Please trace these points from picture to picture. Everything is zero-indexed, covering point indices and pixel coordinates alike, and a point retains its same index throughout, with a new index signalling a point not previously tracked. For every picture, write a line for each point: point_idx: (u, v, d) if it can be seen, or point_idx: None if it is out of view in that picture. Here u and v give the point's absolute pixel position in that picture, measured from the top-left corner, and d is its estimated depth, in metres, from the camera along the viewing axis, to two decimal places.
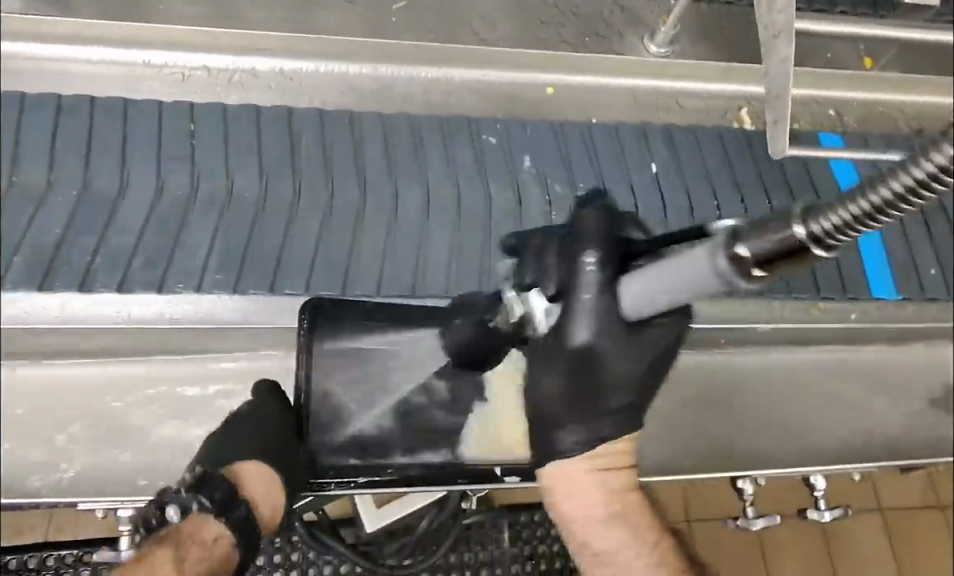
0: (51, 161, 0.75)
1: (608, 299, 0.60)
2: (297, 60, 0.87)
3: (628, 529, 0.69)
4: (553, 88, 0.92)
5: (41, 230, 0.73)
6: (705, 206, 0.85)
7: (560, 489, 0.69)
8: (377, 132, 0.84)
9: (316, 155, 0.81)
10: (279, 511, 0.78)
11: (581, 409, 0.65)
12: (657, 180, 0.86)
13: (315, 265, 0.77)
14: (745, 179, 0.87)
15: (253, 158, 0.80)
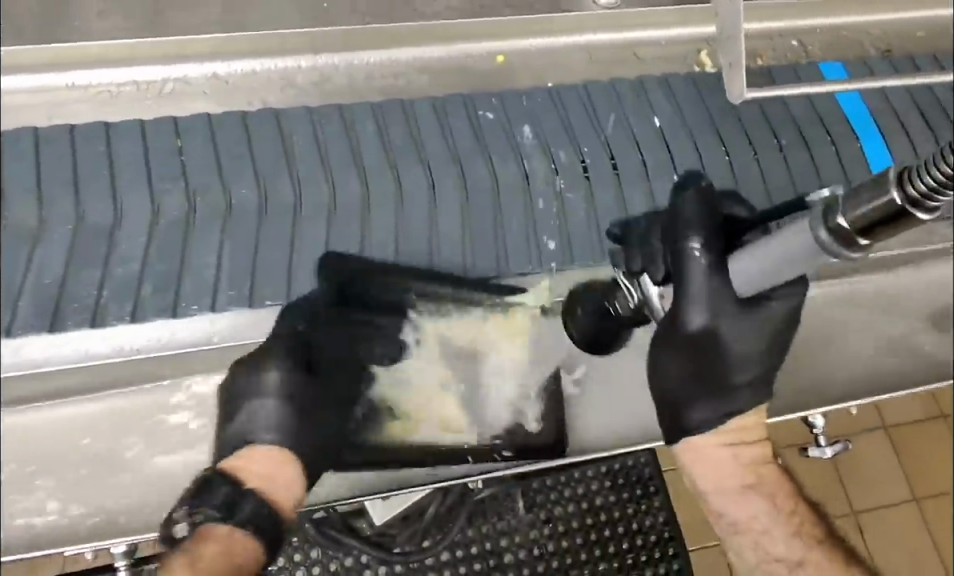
0: (38, 196, 0.72)
1: (718, 277, 0.64)
2: (231, 61, 0.82)
3: (764, 499, 0.69)
4: (504, 56, 0.87)
5: (43, 269, 0.71)
6: (712, 155, 0.83)
7: (693, 463, 0.69)
8: (367, 113, 0.82)
9: (311, 156, 0.79)
10: (298, 488, 0.70)
11: (698, 377, 0.66)
12: (661, 133, 0.84)
13: (329, 264, 0.75)
14: (751, 119, 0.86)
15: (245, 163, 0.77)
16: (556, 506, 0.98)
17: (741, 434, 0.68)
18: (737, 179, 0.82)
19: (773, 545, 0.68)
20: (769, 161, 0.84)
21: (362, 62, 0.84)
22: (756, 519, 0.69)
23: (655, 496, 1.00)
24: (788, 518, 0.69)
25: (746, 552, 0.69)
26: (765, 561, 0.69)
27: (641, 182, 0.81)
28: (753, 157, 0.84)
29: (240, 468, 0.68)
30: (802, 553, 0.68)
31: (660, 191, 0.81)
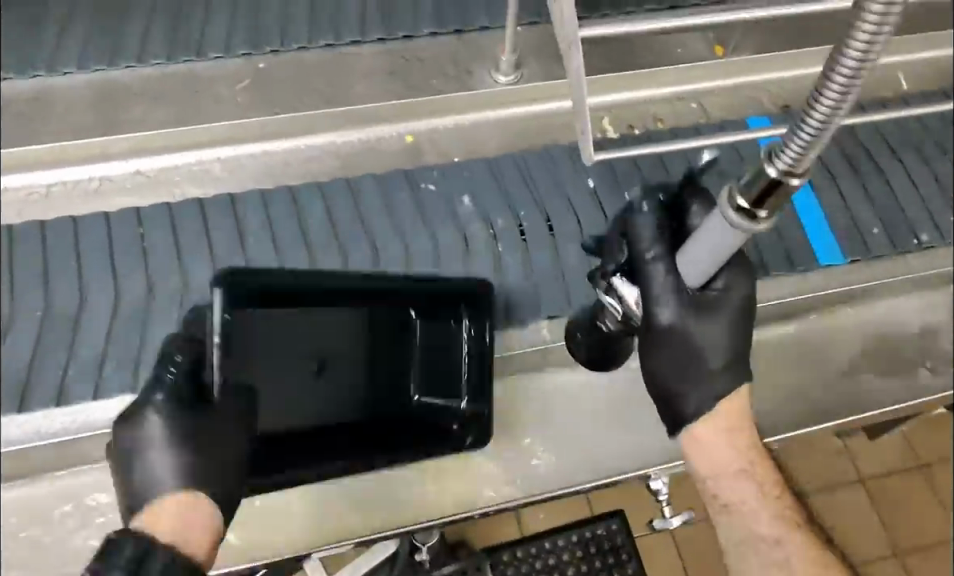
0: (11, 289, 0.77)
1: (677, 280, 0.63)
2: (151, 157, 0.87)
3: (756, 483, 0.67)
4: (412, 136, 0.92)
5: (13, 359, 0.74)
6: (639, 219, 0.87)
7: (692, 453, 0.68)
8: (310, 191, 0.86)
9: (260, 234, 0.83)
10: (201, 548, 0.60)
11: (677, 376, 0.67)
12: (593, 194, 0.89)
13: None
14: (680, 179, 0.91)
15: (202, 245, 0.82)
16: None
17: (731, 429, 0.67)
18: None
19: (758, 524, 0.66)
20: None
21: (279, 149, 0.90)
22: (741, 501, 0.66)
23: (628, 564, 1.00)
24: (777, 505, 0.67)
25: (734, 533, 0.66)
26: (750, 538, 0.66)
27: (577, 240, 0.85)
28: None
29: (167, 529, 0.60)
30: (781, 532, 0.66)
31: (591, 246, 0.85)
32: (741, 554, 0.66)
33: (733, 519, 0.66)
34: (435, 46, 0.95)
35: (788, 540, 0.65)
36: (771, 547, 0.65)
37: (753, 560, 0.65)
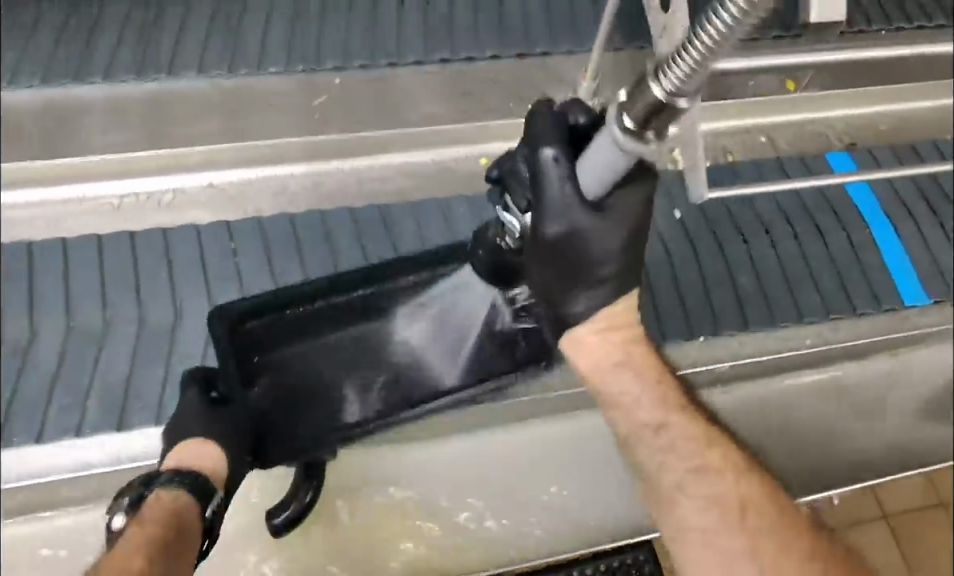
0: (102, 299, 0.85)
1: (574, 183, 0.61)
2: (222, 171, 0.97)
3: (635, 375, 0.70)
4: (485, 158, 1.02)
5: (109, 373, 0.82)
6: (714, 260, 0.99)
7: (575, 353, 0.70)
8: (405, 212, 0.95)
9: (352, 244, 0.91)
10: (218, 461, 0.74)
11: (565, 283, 0.67)
12: (663, 233, 1.00)
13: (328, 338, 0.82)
14: (673, 236, 0.99)
15: (293, 253, 0.90)
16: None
17: (613, 325, 0.69)
18: (732, 275, 0.98)
19: (639, 411, 0.68)
20: (761, 254, 1.00)
21: (352, 166, 0.99)
22: (624, 395, 0.69)
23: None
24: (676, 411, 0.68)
25: (622, 424, 0.69)
26: (634, 428, 0.68)
27: (670, 271, 0.97)
28: (720, 255, 0.99)
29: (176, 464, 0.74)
30: (664, 416, 0.68)
31: (686, 275, 0.97)
32: (632, 444, 0.68)
33: (620, 413, 0.69)
34: None
35: (673, 423, 0.67)
36: (654, 433, 0.67)
37: (644, 450, 0.67)
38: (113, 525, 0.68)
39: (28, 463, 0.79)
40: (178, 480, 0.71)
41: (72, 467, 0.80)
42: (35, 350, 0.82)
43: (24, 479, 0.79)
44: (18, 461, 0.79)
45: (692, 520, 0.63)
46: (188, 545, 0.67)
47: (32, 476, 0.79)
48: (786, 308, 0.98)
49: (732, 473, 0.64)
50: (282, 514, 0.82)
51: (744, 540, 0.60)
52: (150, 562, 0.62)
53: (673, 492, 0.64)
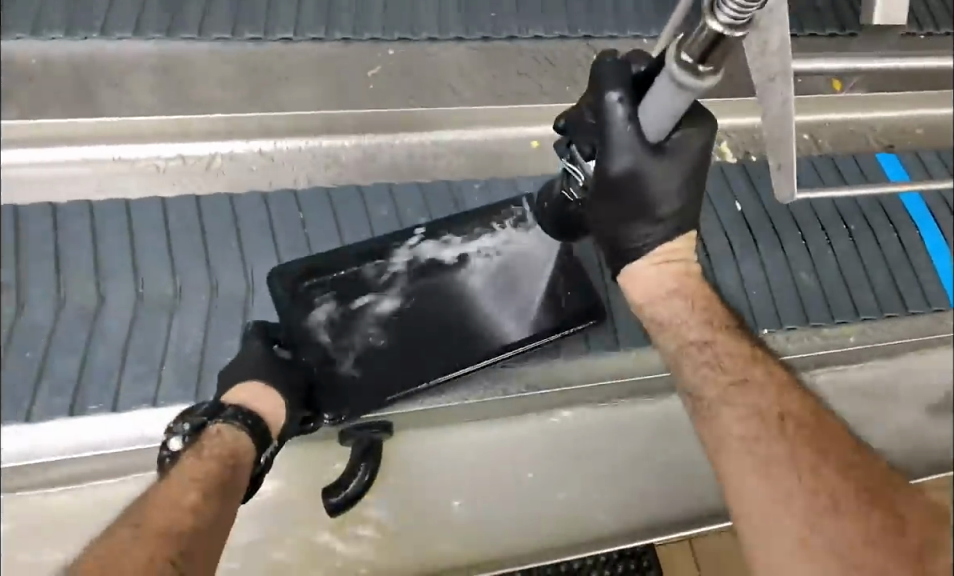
0: (172, 266, 0.83)
1: (637, 124, 0.62)
2: (272, 140, 0.94)
3: (686, 302, 0.68)
4: (539, 141, 1.00)
5: (184, 343, 0.80)
6: (774, 256, 0.95)
7: (633, 289, 0.70)
8: (472, 189, 0.93)
9: (420, 213, 0.90)
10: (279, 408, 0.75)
11: (628, 223, 0.67)
12: (721, 222, 0.95)
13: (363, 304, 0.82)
14: (733, 228, 0.95)
15: (361, 217, 0.89)
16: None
17: (668, 257, 0.68)
18: (792, 272, 0.95)
19: (689, 332, 0.66)
20: (819, 250, 0.96)
21: (403, 142, 0.96)
22: (673, 317, 0.67)
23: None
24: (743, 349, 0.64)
25: (669, 347, 0.67)
26: (682, 348, 0.66)
27: (731, 265, 0.93)
28: (780, 250, 0.95)
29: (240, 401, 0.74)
30: (710, 335, 0.65)
31: (748, 270, 0.93)
32: (678, 365, 0.65)
33: (669, 335, 0.67)
34: (568, 48, 1.00)
35: (720, 342, 0.65)
36: (700, 349, 0.65)
37: (689, 367, 0.64)
38: (171, 448, 0.70)
39: (92, 434, 0.77)
40: (240, 419, 0.71)
41: (134, 438, 0.78)
42: (107, 317, 0.80)
43: (85, 450, 0.77)
44: (82, 430, 0.77)
45: (733, 429, 0.58)
46: (244, 487, 0.68)
47: (95, 447, 0.77)
48: (845, 307, 0.94)
49: (774, 390, 0.61)
50: (340, 492, 0.78)
51: (785, 446, 0.56)
52: (203, 495, 0.63)
53: (714, 405, 0.61)
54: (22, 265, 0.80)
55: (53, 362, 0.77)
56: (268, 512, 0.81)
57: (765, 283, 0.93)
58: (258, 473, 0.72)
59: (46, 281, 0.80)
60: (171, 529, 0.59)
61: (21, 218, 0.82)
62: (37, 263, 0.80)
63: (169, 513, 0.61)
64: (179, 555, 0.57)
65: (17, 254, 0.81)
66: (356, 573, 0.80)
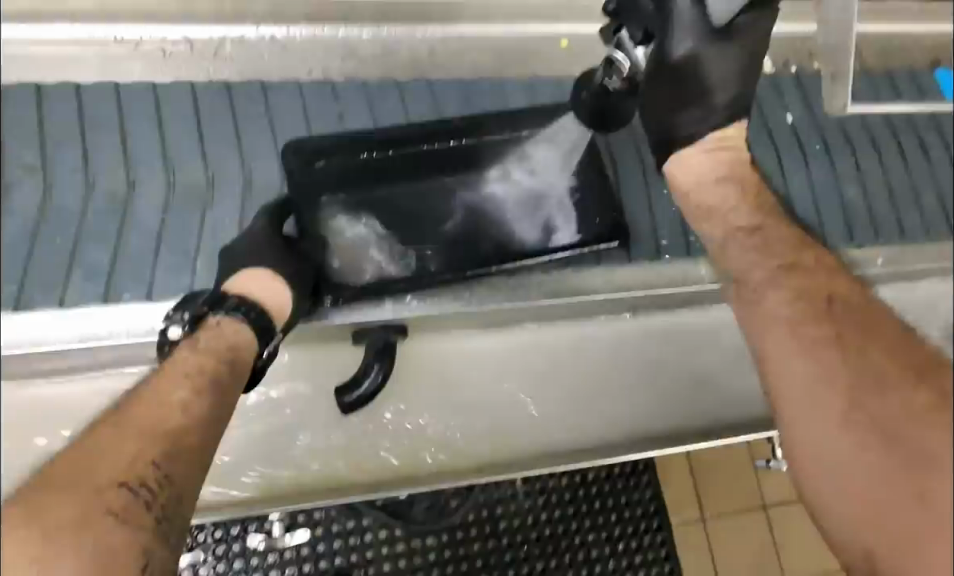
0: (204, 155, 0.82)
1: (701, 5, 0.63)
2: (285, 25, 0.87)
3: (738, 188, 0.66)
4: (567, 41, 0.94)
5: (218, 229, 0.81)
6: (823, 171, 0.91)
7: (682, 175, 0.68)
8: (492, 90, 0.91)
9: (457, 104, 0.89)
10: (281, 302, 0.73)
11: (677, 112, 0.66)
12: (772, 136, 0.91)
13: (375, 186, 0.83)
14: (782, 141, 0.91)
15: (399, 106, 0.88)
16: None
17: (720, 145, 0.67)
18: (841, 188, 0.91)
19: (736, 218, 0.64)
20: (869, 167, 0.93)
21: (423, 35, 0.90)
22: (721, 204, 0.66)
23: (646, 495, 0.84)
24: (798, 245, 0.60)
25: (715, 234, 0.65)
26: (728, 233, 0.64)
27: (778, 179, 0.90)
28: (830, 165, 0.92)
29: (241, 288, 0.72)
30: (760, 221, 0.63)
31: (796, 183, 0.90)
32: (724, 251, 0.63)
33: (714, 222, 0.65)
34: None
35: (769, 228, 0.63)
36: (747, 235, 0.63)
37: (736, 253, 0.62)
38: (169, 335, 0.70)
39: (106, 325, 0.76)
40: (240, 309, 0.70)
41: (143, 331, 0.76)
42: (136, 208, 0.79)
43: (94, 340, 0.76)
44: (92, 321, 0.76)
45: (780, 314, 0.55)
46: (241, 378, 0.67)
47: (107, 336, 0.76)
48: (890, 227, 0.91)
49: (825, 273, 0.57)
50: (351, 392, 0.77)
51: (832, 330, 0.52)
52: (195, 392, 0.62)
53: (760, 287, 0.58)
54: (48, 147, 0.79)
55: (86, 249, 0.77)
56: (298, 402, 0.82)
57: (811, 195, 0.90)
58: (259, 366, 0.71)
59: (73, 165, 0.79)
60: (160, 426, 0.58)
61: (44, 97, 0.81)
62: (64, 146, 0.80)
63: (157, 409, 0.59)
64: (165, 452, 0.57)
65: (43, 136, 0.80)
66: (383, 464, 0.81)
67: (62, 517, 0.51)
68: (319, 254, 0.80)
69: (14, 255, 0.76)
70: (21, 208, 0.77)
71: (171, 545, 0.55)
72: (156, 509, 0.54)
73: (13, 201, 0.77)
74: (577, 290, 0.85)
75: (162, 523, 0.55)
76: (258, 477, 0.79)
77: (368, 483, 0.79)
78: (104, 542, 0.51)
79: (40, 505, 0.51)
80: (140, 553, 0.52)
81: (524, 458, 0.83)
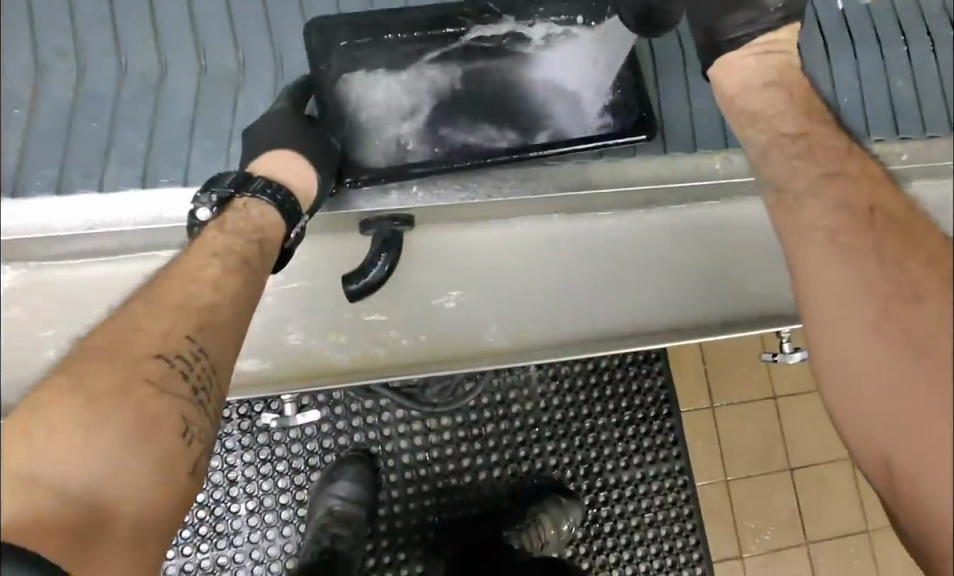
0: (234, 39, 0.82)
1: None
2: None
3: (785, 92, 0.65)
4: None
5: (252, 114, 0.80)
6: (871, 64, 0.89)
7: (725, 77, 0.68)
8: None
9: None
10: (307, 183, 0.73)
11: (726, 13, 0.67)
12: (820, 27, 0.89)
13: (403, 67, 0.80)
14: (831, 36, 0.89)
15: None
16: (517, 404, 1.16)
17: (770, 48, 0.67)
18: (889, 81, 0.89)
19: (782, 123, 0.63)
20: (921, 62, 0.90)
21: None
22: (768, 108, 0.64)
23: None
24: (848, 156, 0.59)
25: (759, 139, 0.64)
26: (773, 139, 0.63)
27: (823, 70, 0.88)
28: (879, 57, 0.89)
29: (268, 170, 0.73)
30: (803, 128, 0.62)
31: (841, 76, 0.88)
32: (766, 157, 0.63)
33: (759, 127, 0.64)
34: None
35: (815, 135, 0.61)
36: (792, 141, 0.62)
37: (779, 159, 0.61)
38: (198, 216, 0.69)
39: (114, 212, 0.73)
40: (268, 193, 0.70)
41: (149, 220, 0.74)
42: (169, 93, 0.79)
43: (102, 228, 0.73)
44: (99, 207, 0.73)
45: (819, 221, 0.55)
46: (271, 259, 0.68)
47: (112, 225, 0.73)
48: (940, 123, 0.89)
49: (868, 182, 0.57)
50: (362, 279, 0.77)
51: (872, 237, 0.52)
52: (224, 272, 0.63)
53: (801, 196, 0.58)
54: (80, 32, 0.80)
55: (119, 133, 0.77)
56: (327, 290, 0.82)
57: (857, 92, 0.88)
58: (288, 249, 0.72)
59: (104, 49, 0.79)
60: (192, 302, 0.60)
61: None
62: (95, 32, 0.80)
63: (190, 286, 0.61)
64: (198, 327, 0.58)
65: (73, 22, 0.80)
66: (410, 352, 0.82)
67: (105, 385, 0.53)
68: (344, 137, 0.79)
69: (51, 136, 0.76)
70: (53, 91, 0.77)
71: (208, 414, 0.58)
72: (193, 378, 0.56)
73: (49, 84, 0.77)
74: (606, 186, 0.83)
75: (199, 393, 0.56)
76: (289, 359, 0.81)
77: (396, 366, 0.82)
78: (146, 409, 0.53)
79: (80, 376, 0.53)
80: (178, 420, 0.55)
81: (547, 347, 0.84)
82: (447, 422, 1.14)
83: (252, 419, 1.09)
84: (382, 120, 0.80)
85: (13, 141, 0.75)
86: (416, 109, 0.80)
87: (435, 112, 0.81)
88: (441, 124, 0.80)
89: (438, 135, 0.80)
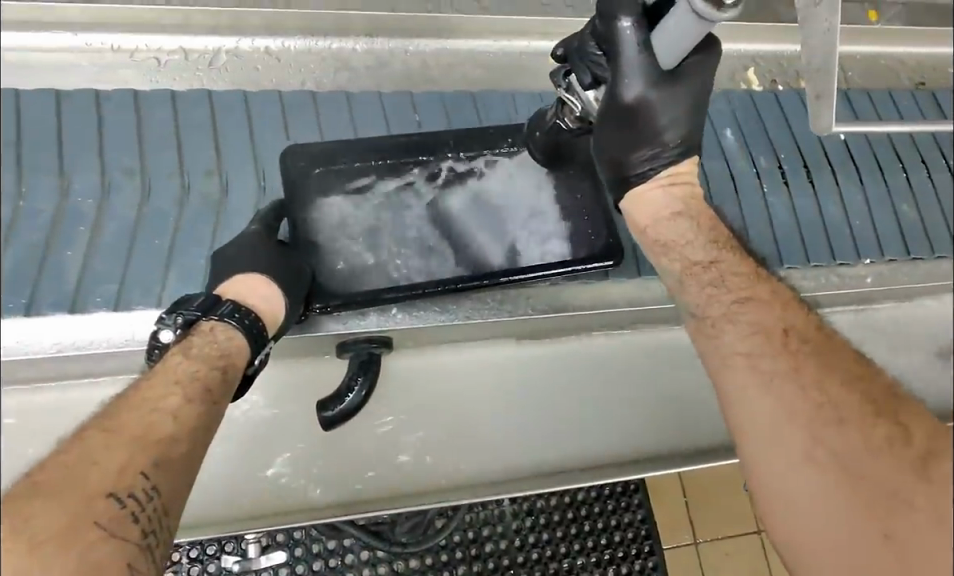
0: None
1: (646, 53, 0.63)
2: (276, 38, 0.91)
3: (692, 223, 0.67)
4: None
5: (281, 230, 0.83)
6: (877, 188, 0.94)
7: (635, 208, 0.69)
8: (530, 100, 0.93)
9: (501, 111, 0.91)
10: (270, 308, 0.74)
11: (630, 151, 0.67)
12: (824, 151, 0.95)
13: (369, 190, 0.82)
14: (838, 161, 0.94)
15: (440, 107, 0.89)
16: (490, 542, 1.07)
17: (673, 180, 0.68)
18: (894, 204, 0.94)
19: (693, 252, 0.65)
20: (920, 184, 0.96)
21: (415, 49, 0.94)
22: (677, 238, 0.66)
23: None
24: (759, 279, 0.61)
25: (673, 269, 0.66)
26: (687, 268, 0.64)
27: (833, 192, 0.93)
28: (883, 181, 0.95)
29: (235, 292, 0.74)
30: (713, 255, 0.64)
31: (850, 199, 0.93)
32: (682, 286, 0.64)
33: (673, 257, 0.66)
34: None
35: (724, 263, 0.63)
36: (704, 270, 0.63)
37: (693, 286, 0.63)
38: (161, 339, 0.69)
39: (86, 334, 0.73)
40: (236, 318, 0.71)
41: (122, 340, 0.74)
42: (229, 208, 0.81)
43: (73, 351, 0.73)
44: (72, 329, 0.73)
45: (737, 346, 0.56)
46: (233, 385, 0.68)
47: (80, 347, 0.73)
48: (945, 240, 0.95)
49: (779, 307, 0.58)
50: (336, 407, 0.76)
51: (790, 360, 0.53)
52: (186, 403, 0.62)
53: (718, 322, 0.59)
54: (145, 149, 0.79)
55: (143, 241, 0.76)
56: (274, 420, 0.81)
57: (867, 210, 0.93)
58: (249, 373, 0.72)
59: (169, 167, 0.79)
60: (153, 433, 0.58)
61: (143, 103, 0.81)
62: (160, 150, 0.80)
63: (149, 416, 0.60)
64: (154, 465, 0.57)
65: (141, 140, 0.80)
66: (360, 484, 0.80)
67: (52, 525, 0.51)
68: (316, 261, 0.80)
69: (115, 250, 0.75)
70: (119, 210, 0.77)
71: (152, 560, 0.55)
72: (144, 521, 0.54)
73: (113, 203, 0.77)
74: (575, 306, 0.85)
75: (148, 537, 0.55)
76: (233, 494, 0.78)
77: (343, 504, 0.79)
78: (91, 554, 0.51)
79: (22, 515, 0.50)
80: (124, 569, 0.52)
81: (502, 482, 0.82)
82: (414, 565, 1.03)
83: (205, 562, 0.95)
84: (349, 245, 0.81)
85: (75, 254, 0.74)
86: (382, 231, 0.82)
87: (400, 235, 0.82)
88: (406, 248, 0.82)
89: (403, 258, 0.81)
